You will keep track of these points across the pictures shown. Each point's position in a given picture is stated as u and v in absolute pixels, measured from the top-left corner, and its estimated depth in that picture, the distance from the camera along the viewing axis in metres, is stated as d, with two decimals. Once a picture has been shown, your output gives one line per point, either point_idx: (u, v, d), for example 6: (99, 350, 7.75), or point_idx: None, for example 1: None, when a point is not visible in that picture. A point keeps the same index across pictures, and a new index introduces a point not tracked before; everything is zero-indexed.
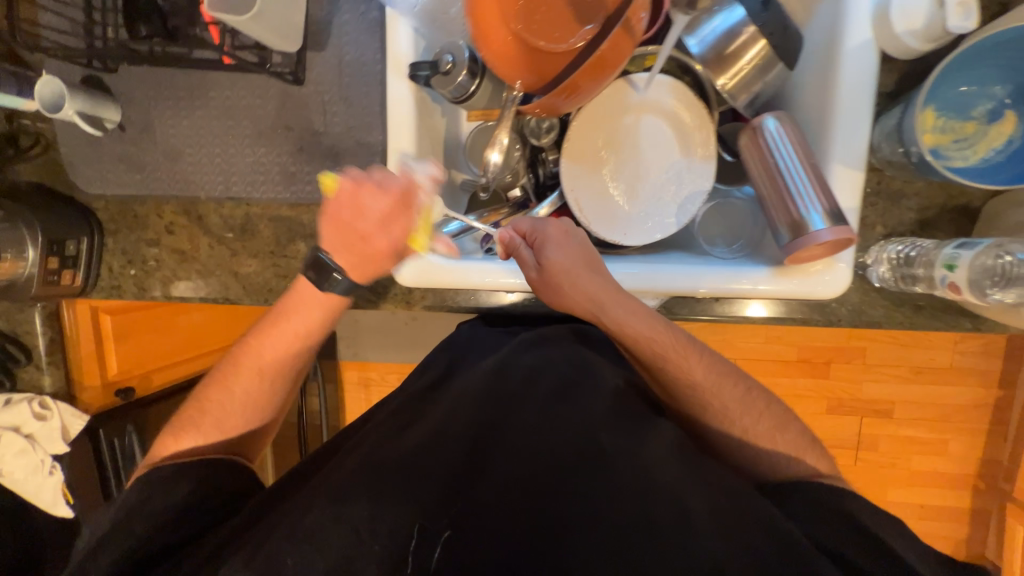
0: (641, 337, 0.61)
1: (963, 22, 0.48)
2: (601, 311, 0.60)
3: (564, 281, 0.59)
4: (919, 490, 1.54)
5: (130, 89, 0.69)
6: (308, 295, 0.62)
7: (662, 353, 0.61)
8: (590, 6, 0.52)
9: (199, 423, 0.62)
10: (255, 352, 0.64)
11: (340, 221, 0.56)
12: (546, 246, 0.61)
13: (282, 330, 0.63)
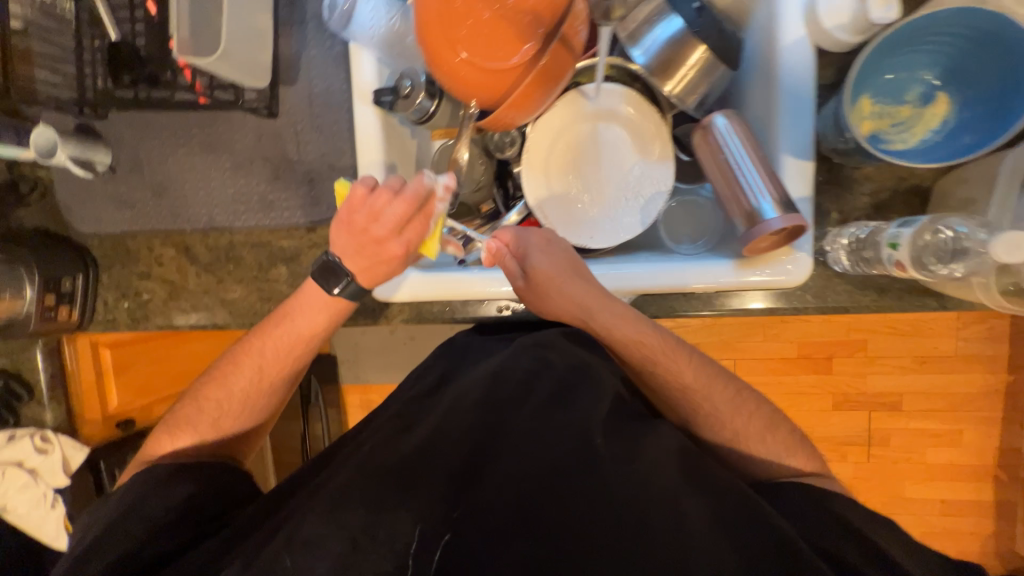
0: (624, 340, 0.62)
1: (886, 12, 0.49)
2: (591, 314, 0.63)
3: (552, 285, 0.63)
4: (938, 485, 1.49)
5: (118, 131, 0.72)
6: (301, 296, 0.64)
7: (644, 353, 0.62)
8: (526, 25, 0.53)
9: (196, 418, 0.65)
10: (251, 354, 0.66)
11: (353, 226, 0.58)
12: (529, 254, 0.64)
13: (279, 334, 0.65)
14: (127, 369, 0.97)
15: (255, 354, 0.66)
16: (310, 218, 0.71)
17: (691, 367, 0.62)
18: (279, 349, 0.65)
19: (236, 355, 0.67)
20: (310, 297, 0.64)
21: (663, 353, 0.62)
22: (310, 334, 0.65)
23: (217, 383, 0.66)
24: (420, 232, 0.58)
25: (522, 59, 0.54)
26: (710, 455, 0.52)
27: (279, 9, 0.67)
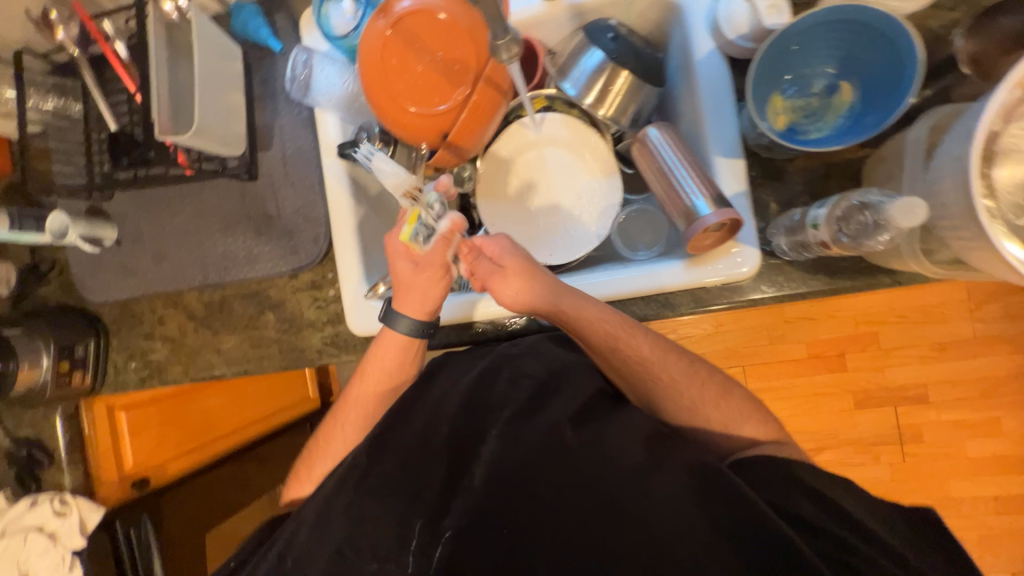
0: (588, 322, 0.60)
1: (778, 19, 0.54)
2: (558, 300, 0.60)
3: (526, 273, 0.60)
4: (988, 481, 1.36)
5: (122, 209, 0.81)
6: (385, 344, 0.64)
7: (610, 334, 0.60)
8: (456, 73, 0.60)
9: (310, 471, 0.67)
10: (349, 406, 0.67)
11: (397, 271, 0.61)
12: (500, 250, 0.63)
13: (370, 380, 0.65)
14: (140, 432, 1.02)
15: (357, 407, 0.66)
16: (292, 266, 0.77)
17: (662, 366, 0.61)
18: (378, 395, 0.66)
19: (338, 412, 0.68)
20: (393, 343, 0.64)
21: (638, 354, 0.61)
22: (396, 372, 0.65)
23: (326, 440, 0.67)
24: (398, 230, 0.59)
25: (456, 100, 0.60)
26: (675, 440, 0.51)
27: (253, 86, 0.76)
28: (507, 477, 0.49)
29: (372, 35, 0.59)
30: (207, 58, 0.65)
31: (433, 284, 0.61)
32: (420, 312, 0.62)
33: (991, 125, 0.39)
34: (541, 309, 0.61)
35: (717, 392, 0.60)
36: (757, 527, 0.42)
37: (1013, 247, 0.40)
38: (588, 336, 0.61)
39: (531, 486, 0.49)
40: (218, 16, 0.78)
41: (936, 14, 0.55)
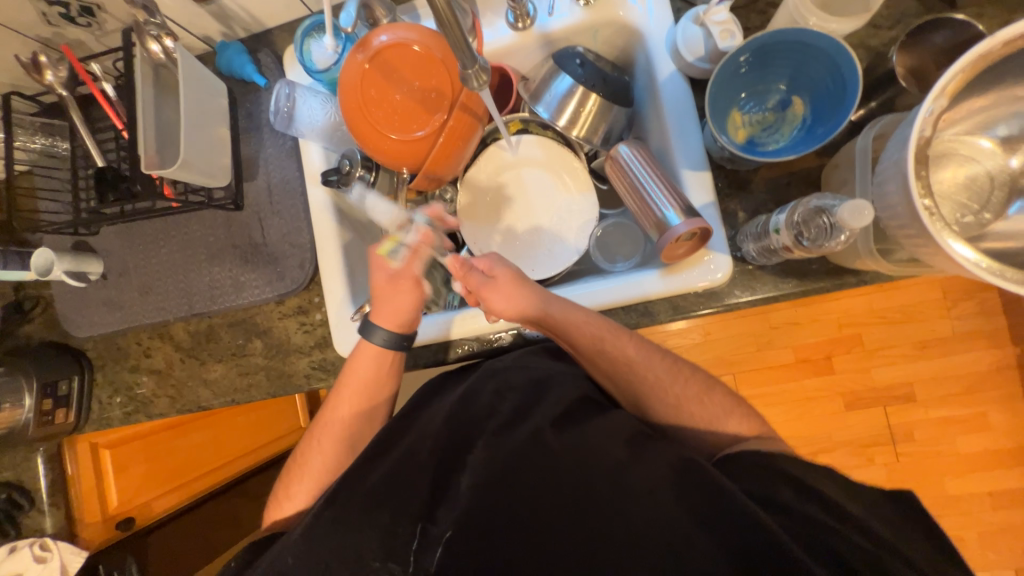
0: (574, 323, 0.61)
1: (731, 42, 0.58)
2: (546, 305, 0.61)
3: (512, 282, 0.62)
4: (982, 477, 1.37)
5: (108, 243, 0.82)
6: (362, 356, 0.65)
7: (595, 335, 0.61)
8: (433, 101, 0.63)
9: (292, 486, 0.66)
10: (327, 421, 0.67)
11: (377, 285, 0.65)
12: (493, 263, 0.65)
13: (349, 393, 0.66)
14: (125, 469, 1.00)
15: (334, 424, 0.67)
16: (278, 292, 0.78)
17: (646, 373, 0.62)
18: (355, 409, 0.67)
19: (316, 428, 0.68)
20: (370, 355, 0.65)
21: (622, 356, 0.61)
22: (375, 385, 0.66)
23: (303, 456, 0.67)
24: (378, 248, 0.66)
25: (433, 126, 0.63)
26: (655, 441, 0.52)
27: (238, 120, 0.79)
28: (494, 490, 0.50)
29: (352, 68, 0.62)
30: (193, 95, 0.67)
31: (406, 291, 0.65)
32: (395, 322, 0.65)
33: (922, 132, 0.42)
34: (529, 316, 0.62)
35: (699, 396, 0.61)
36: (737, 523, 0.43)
37: (958, 244, 0.42)
38: (577, 341, 0.61)
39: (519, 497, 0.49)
40: (204, 55, 0.81)
41: (876, 33, 0.60)
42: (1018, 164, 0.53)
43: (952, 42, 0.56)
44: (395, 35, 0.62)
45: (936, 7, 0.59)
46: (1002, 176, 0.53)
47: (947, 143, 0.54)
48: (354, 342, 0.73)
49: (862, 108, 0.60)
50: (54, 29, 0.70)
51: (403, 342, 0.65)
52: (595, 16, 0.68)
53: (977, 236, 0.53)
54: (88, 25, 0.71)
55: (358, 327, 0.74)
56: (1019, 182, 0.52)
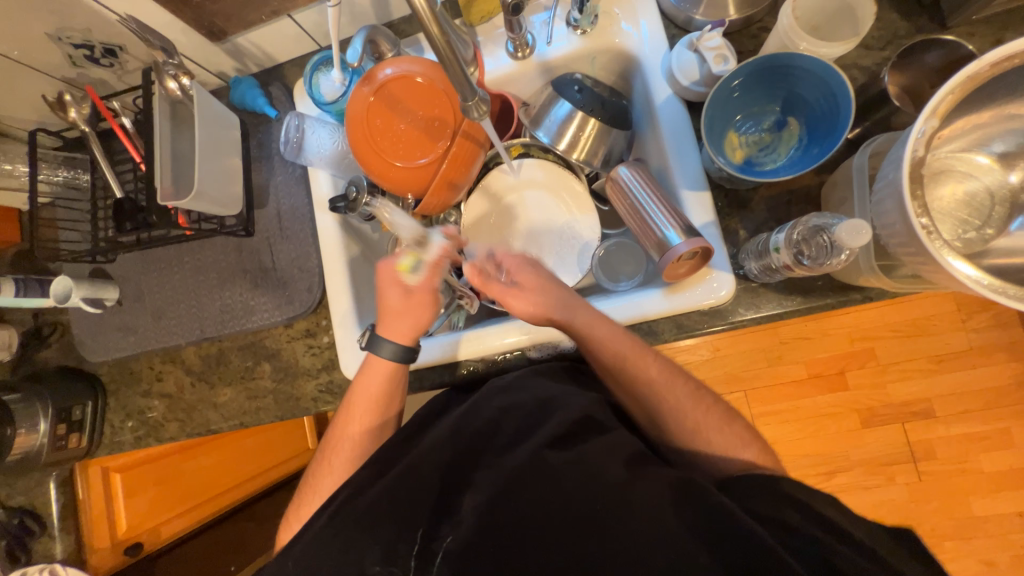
0: (599, 339, 0.60)
1: (724, 66, 0.60)
2: (572, 314, 0.62)
3: (540, 289, 0.62)
4: (1009, 496, 1.32)
5: (124, 270, 0.84)
6: (373, 371, 0.66)
7: (617, 356, 0.60)
8: (437, 130, 0.65)
9: (300, 508, 0.66)
10: (339, 440, 0.66)
11: (392, 300, 0.65)
12: (518, 267, 0.65)
13: (359, 410, 0.65)
14: (135, 493, 1.00)
15: (345, 444, 0.66)
16: (287, 315, 0.79)
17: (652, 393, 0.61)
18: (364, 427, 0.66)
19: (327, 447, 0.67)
20: (381, 372, 0.65)
21: (642, 377, 0.61)
22: (384, 399, 0.66)
23: (315, 478, 0.66)
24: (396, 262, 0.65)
25: (436, 154, 0.65)
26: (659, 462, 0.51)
27: (250, 150, 0.82)
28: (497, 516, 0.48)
29: (358, 101, 0.65)
30: (207, 129, 0.70)
31: (421, 308, 0.65)
32: (408, 337, 0.65)
33: (915, 152, 0.43)
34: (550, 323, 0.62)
35: (705, 416, 0.61)
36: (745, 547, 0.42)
37: (958, 262, 0.42)
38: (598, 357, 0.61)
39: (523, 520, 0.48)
40: (219, 89, 0.84)
41: (868, 54, 0.61)
42: (1017, 179, 0.53)
43: (943, 61, 0.57)
44: (399, 68, 0.65)
45: (927, 27, 0.60)
46: (1002, 191, 0.53)
47: (943, 161, 0.55)
48: None
49: (858, 127, 0.61)
50: (79, 70, 0.74)
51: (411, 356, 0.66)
52: (592, 43, 0.71)
53: (979, 251, 0.53)
54: (110, 65, 0.75)
55: (364, 350, 0.75)
56: (1019, 197, 0.52)
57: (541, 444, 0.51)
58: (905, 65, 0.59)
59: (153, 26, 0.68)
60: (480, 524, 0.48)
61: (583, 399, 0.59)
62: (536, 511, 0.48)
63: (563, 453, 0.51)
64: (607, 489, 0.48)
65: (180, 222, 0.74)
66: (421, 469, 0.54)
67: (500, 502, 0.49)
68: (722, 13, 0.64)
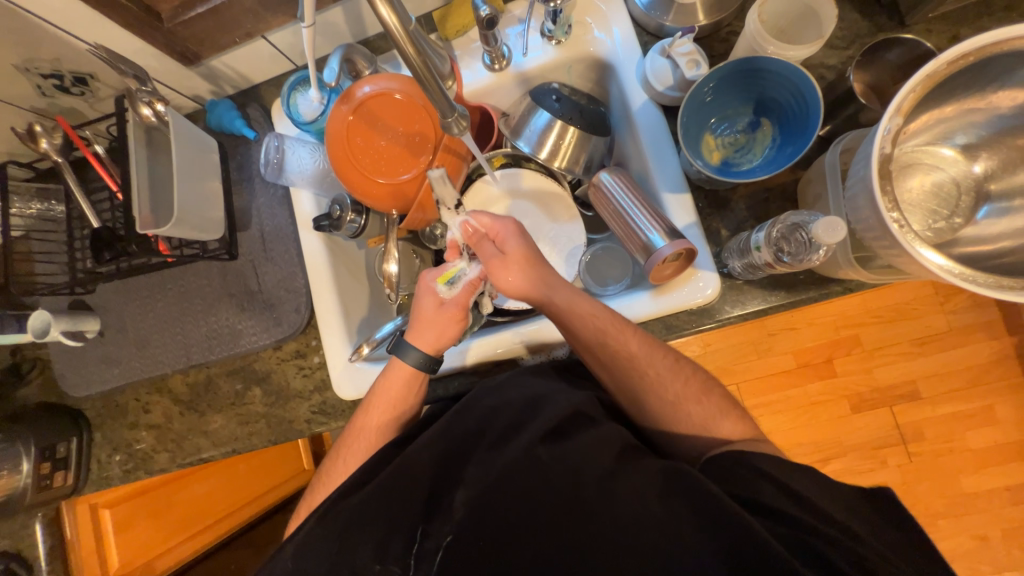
0: (580, 314, 0.61)
1: (697, 71, 0.61)
2: (556, 291, 0.62)
3: (527, 261, 0.62)
4: (997, 472, 1.36)
5: (104, 301, 0.83)
6: (392, 377, 0.65)
7: (600, 329, 0.60)
8: (418, 145, 0.66)
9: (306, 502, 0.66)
10: (352, 449, 0.65)
11: (422, 310, 0.64)
12: (504, 235, 0.63)
13: (376, 411, 0.65)
14: (126, 529, 0.98)
15: (355, 453, 0.64)
16: (275, 338, 0.78)
17: (653, 384, 0.61)
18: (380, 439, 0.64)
19: (338, 454, 0.66)
20: (401, 376, 0.65)
21: (625, 352, 0.60)
22: (403, 410, 0.65)
23: (322, 484, 0.66)
24: (441, 271, 0.65)
25: (419, 168, 0.65)
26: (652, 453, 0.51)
27: (230, 172, 0.81)
28: (489, 515, 0.49)
29: (338, 120, 0.65)
30: (185, 154, 0.69)
31: (447, 326, 0.63)
32: (433, 347, 0.64)
33: (882, 149, 0.45)
34: (533, 296, 0.62)
35: (702, 391, 0.61)
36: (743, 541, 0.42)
37: (928, 252, 0.44)
38: (578, 332, 0.61)
39: (515, 523, 0.48)
40: (195, 112, 0.84)
41: (833, 53, 0.63)
42: (981, 170, 0.55)
43: (905, 58, 0.59)
44: (377, 86, 0.65)
45: (887, 25, 0.63)
46: (967, 181, 0.55)
47: (910, 155, 0.57)
48: (353, 384, 0.74)
49: (828, 124, 0.63)
50: (49, 100, 0.73)
51: (434, 366, 0.65)
52: (567, 53, 0.72)
53: (948, 241, 0.55)
54: (81, 94, 0.74)
55: (355, 367, 0.75)
56: (984, 187, 0.55)
57: (533, 441, 0.51)
58: (869, 63, 0.61)
59: (124, 53, 0.68)
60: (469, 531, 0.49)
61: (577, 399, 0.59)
62: (531, 515, 0.47)
63: (554, 449, 0.51)
64: (601, 486, 0.47)
65: (162, 250, 0.73)
66: (414, 477, 0.53)
67: (492, 509, 0.49)
68: (691, 20, 0.66)
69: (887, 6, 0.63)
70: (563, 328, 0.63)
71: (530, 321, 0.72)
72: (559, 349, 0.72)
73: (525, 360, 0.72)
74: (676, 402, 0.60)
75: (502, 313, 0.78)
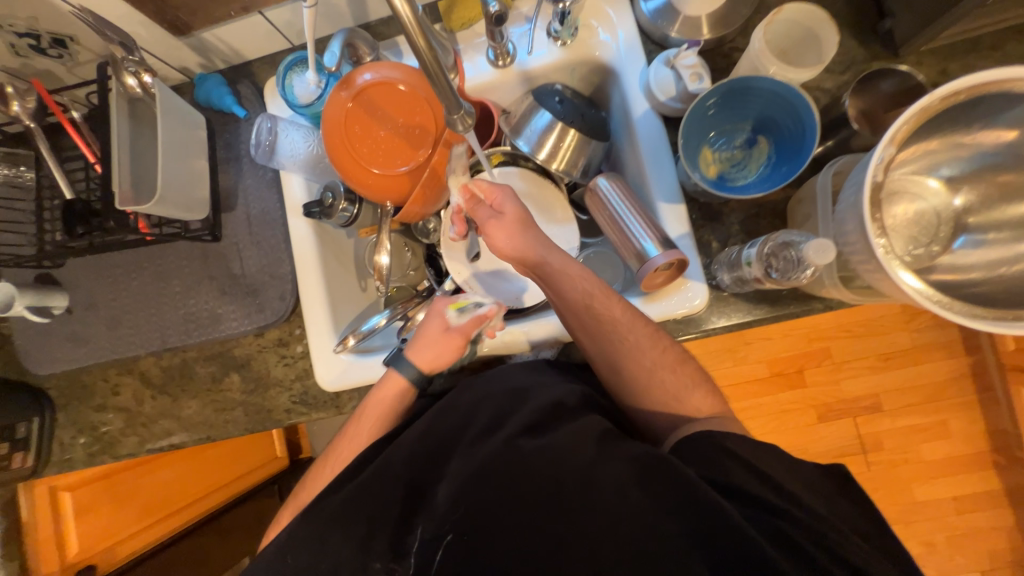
0: (571, 275, 0.61)
1: (700, 83, 0.61)
2: (546, 253, 0.61)
3: (523, 221, 0.62)
4: (948, 483, 1.43)
5: (75, 276, 0.79)
6: (386, 388, 0.65)
7: (588, 293, 0.60)
8: (417, 138, 0.65)
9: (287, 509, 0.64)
10: (342, 453, 0.64)
11: (430, 331, 0.67)
12: (501, 198, 0.63)
13: (372, 414, 0.64)
14: (88, 512, 0.95)
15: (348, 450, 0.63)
16: (257, 324, 0.76)
17: (631, 353, 0.60)
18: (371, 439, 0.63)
19: (327, 458, 0.65)
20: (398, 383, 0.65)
21: (607, 316, 0.60)
22: (395, 411, 0.64)
23: (306, 488, 0.64)
24: (452, 302, 0.69)
25: (418, 162, 0.64)
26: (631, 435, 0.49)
27: (217, 150, 0.78)
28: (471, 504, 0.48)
29: (336, 106, 0.63)
30: (171, 129, 0.66)
31: (448, 350, 0.66)
32: (429, 365, 0.66)
33: (874, 177, 0.46)
34: (526, 258, 0.62)
35: (678, 361, 0.61)
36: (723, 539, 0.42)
37: (905, 275, 0.46)
38: (568, 296, 0.61)
39: (500, 514, 0.47)
40: (181, 85, 0.80)
41: (830, 77, 0.65)
42: (961, 203, 0.57)
43: (897, 88, 0.62)
44: (379, 74, 0.63)
45: (882, 54, 0.65)
46: (947, 213, 0.58)
47: (897, 183, 0.59)
48: (336, 376, 0.73)
49: (821, 146, 0.65)
50: (22, 60, 0.68)
51: (424, 384, 0.67)
52: (572, 55, 0.72)
53: (925, 267, 0.58)
54: (59, 56, 0.69)
55: (339, 359, 0.73)
56: (962, 219, 0.57)
57: (514, 434, 0.51)
58: (864, 90, 0.63)
59: (109, 17, 0.64)
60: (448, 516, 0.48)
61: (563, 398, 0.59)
62: (510, 511, 0.47)
63: (535, 439, 0.50)
64: (582, 481, 0.47)
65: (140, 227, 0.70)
66: (398, 474, 0.52)
67: (473, 502, 0.48)
68: (695, 33, 0.66)
69: (884, 36, 0.65)
70: (553, 292, 0.62)
71: (523, 323, 0.72)
72: (547, 351, 0.72)
73: (513, 359, 0.72)
74: (656, 387, 0.60)
75: None
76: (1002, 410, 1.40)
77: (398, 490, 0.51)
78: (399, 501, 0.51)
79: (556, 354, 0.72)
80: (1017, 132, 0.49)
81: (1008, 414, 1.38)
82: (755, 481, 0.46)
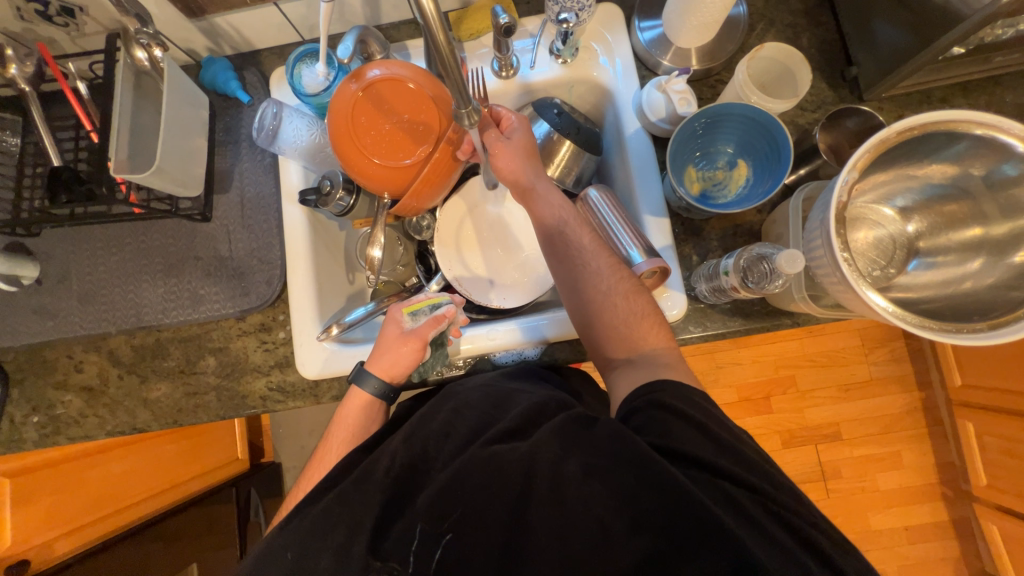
0: (550, 202, 0.67)
1: (688, 108, 0.67)
2: (535, 181, 0.67)
3: (526, 152, 0.67)
4: (902, 511, 1.49)
5: (51, 247, 0.76)
6: (350, 407, 0.65)
7: (559, 220, 0.67)
8: (420, 133, 0.67)
9: None
10: (312, 472, 0.62)
11: (386, 340, 0.67)
12: (515, 126, 0.67)
13: (336, 442, 0.64)
14: (27, 503, 0.83)
15: (321, 465, 0.62)
16: (240, 308, 0.75)
17: (598, 283, 0.62)
18: (340, 452, 0.62)
19: (301, 482, 0.63)
20: (361, 401, 0.66)
21: (575, 244, 0.66)
22: (361, 432, 0.64)
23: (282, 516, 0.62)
24: (404, 309, 0.69)
25: (420, 156, 0.66)
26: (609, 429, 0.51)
27: (216, 133, 0.79)
28: (451, 501, 0.47)
29: (345, 95, 0.65)
30: (174, 105, 0.66)
31: (406, 358, 0.66)
32: (388, 373, 0.66)
33: (840, 198, 0.51)
34: (515, 185, 0.68)
35: (634, 290, 0.61)
36: (705, 533, 0.41)
37: (872, 294, 0.50)
38: (544, 223, 0.68)
39: (488, 505, 0.47)
40: (187, 67, 0.81)
41: (803, 114, 0.72)
42: (913, 230, 0.64)
43: (861, 127, 0.69)
44: (388, 71, 0.65)
45: (847, 98, 0.72)
46: (902, 238, 0.64)
47: (859, 209, 0.65)
48: (319, 364, 0.72)
49: (793, 174, 0.71)
50: (25, 24, 0.68)
51: (391, 394, 0.67)
52: (571, 73, 0.77)
53: (884, 286, 0.63)
54: (65, 25, 0.69)
55: (322, 347, 0.73)
56: (914, 244, 0.64)
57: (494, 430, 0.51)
58: (833, 127, 0.69)
59: None
60: (432, 509, 0.48)
61: (545, 393, 0.58)
62: (490, 504, 0.47)
63: (520, 432, 0.51)
64: (564, 471, 0.46)
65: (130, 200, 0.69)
66: (379, 470, 0.51)
67: (452, 497, 0.47)
68: (685, 63, 0.72)
69: (850, 81, 0.72)
70: (535, 217, 0.68)
71: (502, 324, 0.74)
72: (529, 349, 0.73)
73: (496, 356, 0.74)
74: (611, 313, 0.61)
75: (479, 311, 0.82)
76: (951, 443, 1.48)
77: (375, 485, 0.50)
78: (377, 497, 0.50)
79: (538, 354, 0.74)
80: (959, 168, 0.56)
81: (956, 446, 1.45)
82: (732, 464, 0.46)
